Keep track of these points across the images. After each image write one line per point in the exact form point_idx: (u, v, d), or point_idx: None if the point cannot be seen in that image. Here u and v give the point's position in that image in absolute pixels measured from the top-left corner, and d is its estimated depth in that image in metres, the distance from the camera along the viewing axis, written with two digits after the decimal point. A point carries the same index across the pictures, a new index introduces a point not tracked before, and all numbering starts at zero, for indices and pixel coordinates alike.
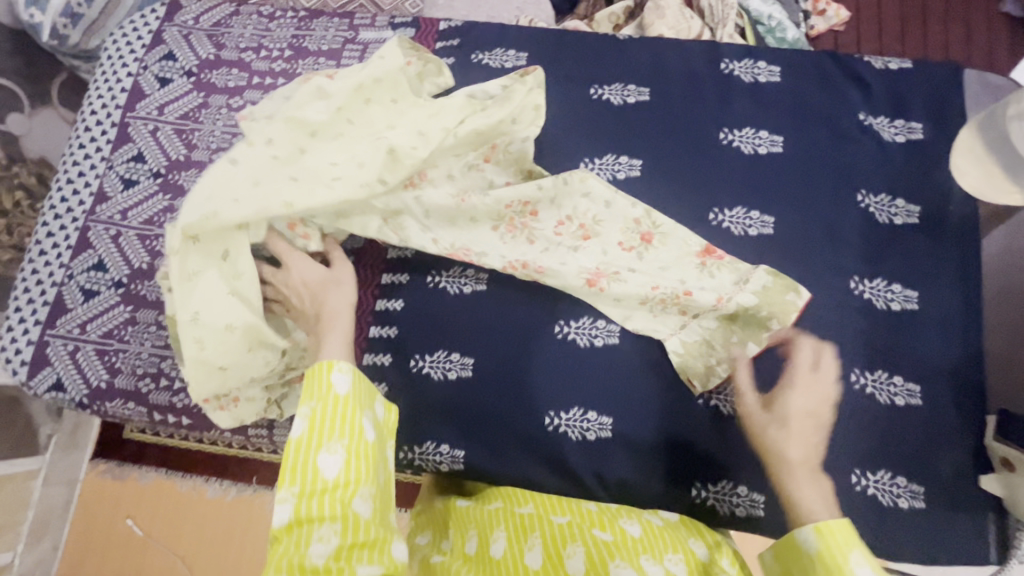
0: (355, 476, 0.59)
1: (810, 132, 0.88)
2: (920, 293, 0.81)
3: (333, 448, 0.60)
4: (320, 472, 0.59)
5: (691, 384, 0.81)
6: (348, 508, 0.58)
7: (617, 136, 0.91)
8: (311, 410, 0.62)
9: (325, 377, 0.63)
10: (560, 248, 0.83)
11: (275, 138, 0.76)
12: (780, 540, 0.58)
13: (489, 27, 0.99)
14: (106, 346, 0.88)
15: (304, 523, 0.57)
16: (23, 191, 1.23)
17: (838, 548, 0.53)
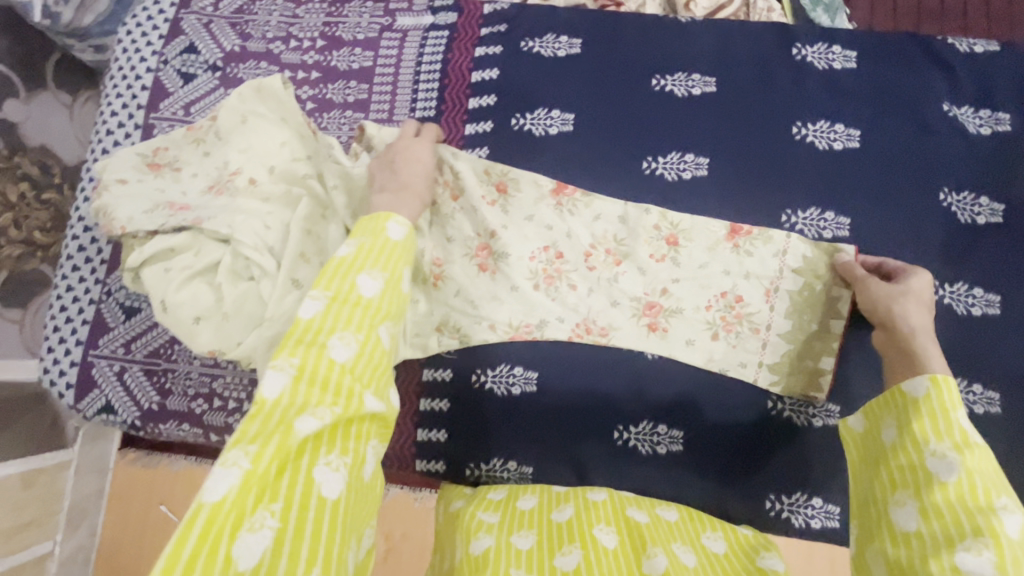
0: (370, 313, 0.54)
1: (889, 123, 0.82)
2: (1002, 297, 0.78)
3: (375, 274, 0.56)
4: (358, 292, 0.54)
5: (765, 394, 0.79)
6: (371, 330, 0.54)
7: (681, 132, 0.85)
8: (362, 242, 0.58)
9: (382, 224, 0.60)
10: (600, 280, 0.83)
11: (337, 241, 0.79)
12: (887, 391, 0.60)
13: (538, 10, 0.91)
14: (153, 367, 0.86)
15: (302, 395, 0.48)
16: (28, 184, 1.09)
17: (949, 400, 0.54)
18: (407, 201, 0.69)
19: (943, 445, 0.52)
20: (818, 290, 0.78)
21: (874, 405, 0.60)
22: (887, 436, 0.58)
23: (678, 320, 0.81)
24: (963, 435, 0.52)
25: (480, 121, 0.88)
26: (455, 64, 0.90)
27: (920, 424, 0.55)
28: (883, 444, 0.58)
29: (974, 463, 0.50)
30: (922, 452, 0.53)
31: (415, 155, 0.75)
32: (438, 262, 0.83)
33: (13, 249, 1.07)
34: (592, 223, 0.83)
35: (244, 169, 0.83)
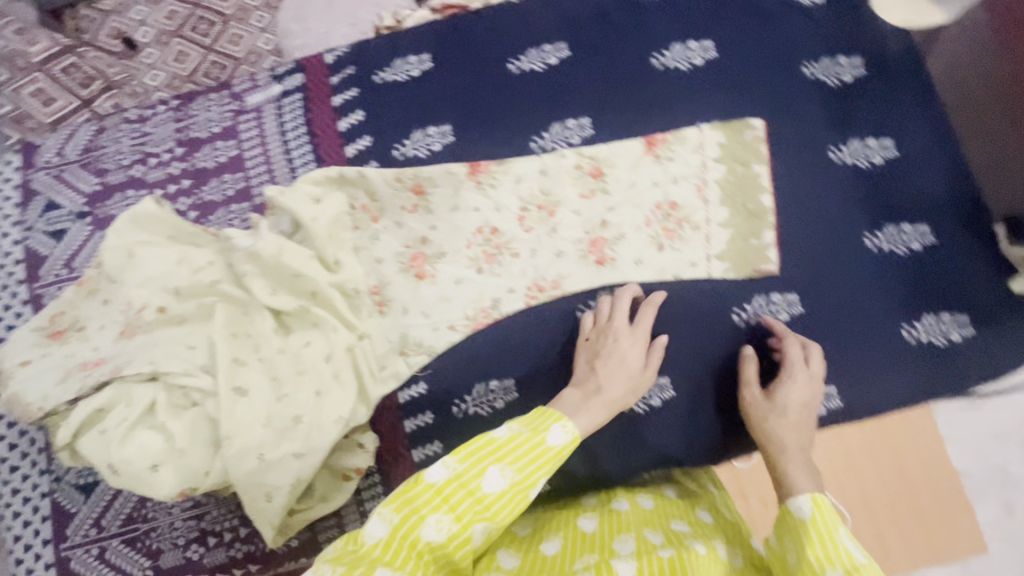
0: (484, 507, 0.55)
1: (733, 24, 0.85)
2: (894, 139, 0.82)
3: (505, 472, 0.57)
4: (480, 484, 0.55)
5: (728, 310, 0.80)
6: (469, 527, 0.55)
7: (554, 103, 0.86)
8: (519, 429, 0.59)
9: (546, 424, 0.60)
10: (540, 238, 0.83)
11: (279, 300, 0.78)
12: (789, 505, 0.62)
13: (378, 42, 0.91)
14: (133, 533, 0.80)
15: (437, 495, 0.55)
16: None
17: (829, 520, 0.58)
18: (594, 411, 0.67)
19: (837, 573, 0.54)
20: (740, 170, 0.82)
21: (775, 534, 0.61)
22: (791, 558, 0.58)
23: (623, 244, 0.82)
24: (851, 559, 0.55)
25: (364, 164, 0.86)
26: (319, 121, 0.88)
27: (814, 553, 0.56)
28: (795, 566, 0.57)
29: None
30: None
31: (621, 351, 0.73)
32: (376, 289, 0.83)
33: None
34: (515, 186, 0.84)
35: (149, 301, 0.79)
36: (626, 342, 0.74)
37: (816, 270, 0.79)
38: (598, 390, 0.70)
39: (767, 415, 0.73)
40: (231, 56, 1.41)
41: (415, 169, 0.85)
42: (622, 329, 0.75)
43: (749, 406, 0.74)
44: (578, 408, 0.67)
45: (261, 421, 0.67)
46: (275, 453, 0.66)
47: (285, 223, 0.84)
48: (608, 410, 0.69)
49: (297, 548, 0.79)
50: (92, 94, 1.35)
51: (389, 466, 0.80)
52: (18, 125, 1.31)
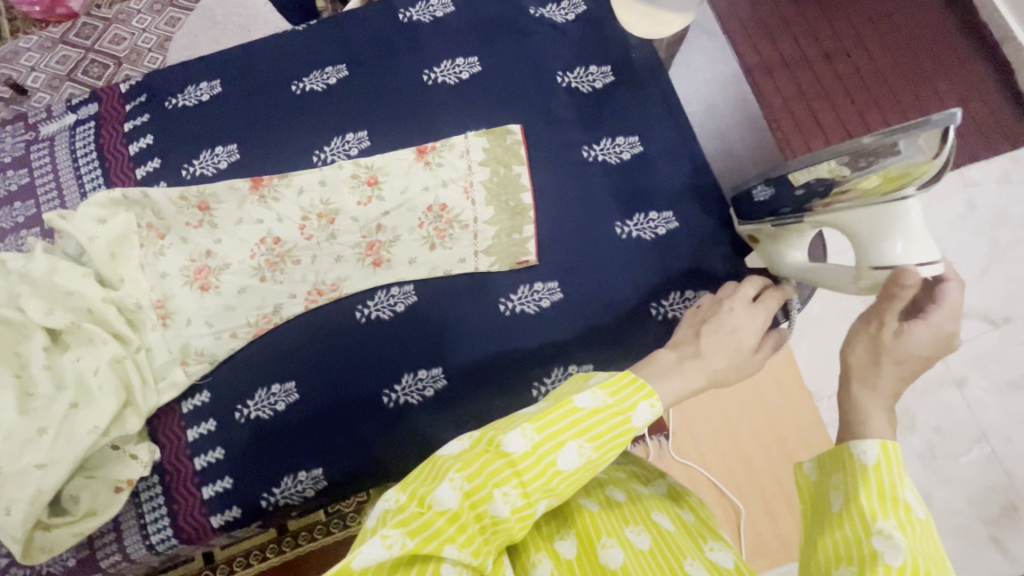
0: (555, 482, 0.53)
1: (495, 42, 0.94)
2: (639, 137, 0.91)
3: (582, 449, 0.53)
4: (556, 461, 0.52)
5: (495, 301, 0.85)
6: (534, 502, 0.53)
7: (335, 119, 0.92)
8: (602, 399, 0.54)
9: (633, 400, 0.55)
10: (320, 244, 0.88)
11: (50, 319, 0.80)
12: (830, 450, 0.55)
13: (172, 70, 0.96)
14: None
15: (507, 466, 0.52)
16: None
17: (899, 472, 0.50)
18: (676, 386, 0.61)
19: (888, 523, 0.47)
20: (502, 171, 0.89)
21: (824, 463, 0.54)
22: (834, 503, 0.52)
23: (398, 245, 0.87)
24: (910, 512, 0.48)
25: (152, 184, 0.90)
26: (110, 146, 0.92)
27: (864, 501, 0.49)
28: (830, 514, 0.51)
29: (916, 544, 0.46)
30: (869, 531, 0.47)
31: (733, 323, 0.70)
32: (160, 302, 0.85)
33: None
34: (298, 197, 0.90)
35: None
36: (738, 311, 0.71)
37: (572, 259, 0.86)
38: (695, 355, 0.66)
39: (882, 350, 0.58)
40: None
41: (200, 186, 0.89)
42: (737, 303, 0.73)
43: (852, 341, 0.61)
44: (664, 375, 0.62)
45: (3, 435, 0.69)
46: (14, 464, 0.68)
47: (72, 246, 0.87)
48: (707, 378, 0.64)
49: (73, 568, 0.78)
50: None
51: (170, 477, 0.80)
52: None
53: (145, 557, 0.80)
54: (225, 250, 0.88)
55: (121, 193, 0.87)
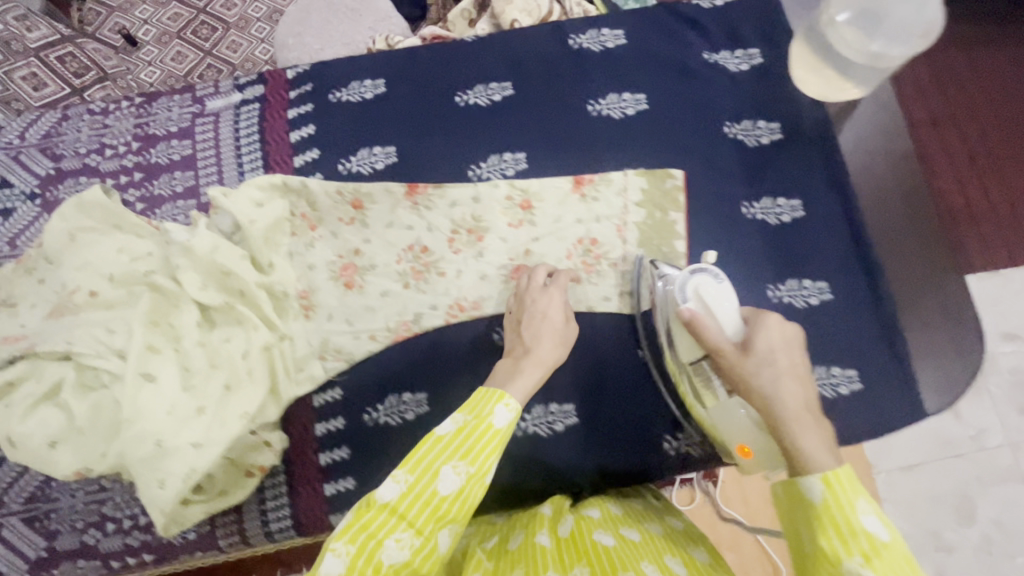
0: (442, 508, 0.60)
1: (665, 82, 0.93)
2: (801, 200, 0.88)
3: (457, 468, 0.61)
4: (436, 489, 0.60)
5: (633, 346, 0.85)
6: (433, 534, 0.59)
7: (495, 136, 0.92)
8: (464, 420, 0.64)
9: (490, 407, 0.65)
10: (466, 259, 0.88)
11: (205, 296, 0.81)
12: (786, 488, 0.54)
13: (339, 63, 0.97)
14: (33, 512, 0.81)
15: (392, 513, 0.58)
16: None
17: (847, 497, 0.51)
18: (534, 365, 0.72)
19: (854, 561, 0.48)
20: (658, 215, 0.88)
21: (784, 510, 0.55)
22: (805, 544, 0.52)
23: None
24: (871, 539, 0.49)
25: (309, 175, 0.91)
26: (271, 130, 0.93)
27: (827, 542, 0.50)
28: (805, 502, 0.52)
29: (887, 573, 0.46)
30: (838, 571, 0.49)
31: (541, 310, 0.78)
32: (305, 294, 0.87)
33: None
34: (449, 210, 0.90)
35: (82, 284, 0.83)
36: (543, 302, 0.80)
37: None
38: (526, 352, 0.74)
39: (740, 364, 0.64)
40: (228, 62, 1.59)
41: (356, 184, 0.90)
42: (551, 285, 0.82)
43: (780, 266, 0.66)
44: (507, 375, 0.71)
45: (165, 409, 0.70)
46: (173, 440, 0.68)
47: (224, 222, 0.87)
48: (542, 368, 0.73)
49: (194, 541, 0.80)
50: (85, 82, 1.39)
51: (296, 470, 0.82)
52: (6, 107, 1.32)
53: (261, 540, 0.82)
54: (372, 251, 0.89)
55: (283, 182, 0.89)
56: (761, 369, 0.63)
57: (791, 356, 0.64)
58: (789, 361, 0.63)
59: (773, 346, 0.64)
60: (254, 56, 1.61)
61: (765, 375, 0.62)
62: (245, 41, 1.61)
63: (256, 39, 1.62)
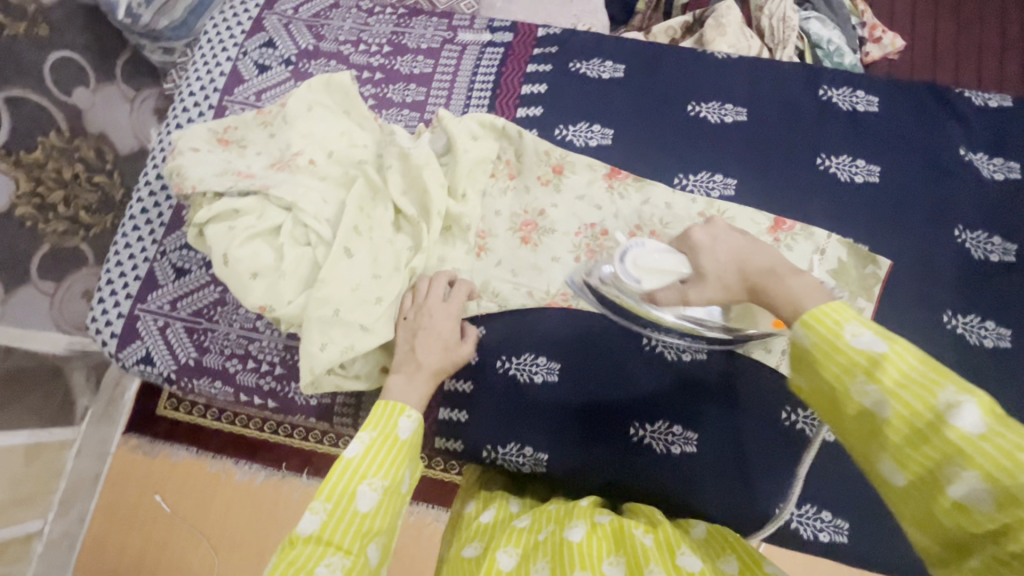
0: (366, 524, 0.63)
1: (904, 162, 0.88)
2: (1013, 332, 0.81)
3: (374, 485, 0.66)
4: (356, 507, 0.64)
5: (779, 405, 0.82)
6: (364, 548, 0.63)
7: (712, 155, 0.91)
8: (371, 440, 0.68)
9: (393, 421, 0.70)
10: None
11: (405, 200, 0.87)
12: (790, 350, 0.56)
13: (588, 38, 1.00)
14: (196, 325, 0.90)
15: (321, 541, 0.61)
16: (84, 165, 1.20)
17: (833, 323, 0.52)
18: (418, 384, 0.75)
19: (860, 381, 0.49)
20: (846, 296, 0.84)
21: (792, 366, 0.56)
22: (817, 388, 0.54)
23: None
24: (867, 355, 0.49)
25: (526, 129, 0.95)
26: (507, 77, 0.98)
27: (831, 372, 0.51)
28: (799, 351, 0.54)
29: (897, 382, 0.48)
30: (852, 398, 0.50)
31: (435, 330, 0.79)
32: (483, 234, 0.91)
33: (59, 223, 1.19)
34: (641, 205, 0.90)
35: (306, 151, 0.91)
36: (437, 320, 0.80)
37: None
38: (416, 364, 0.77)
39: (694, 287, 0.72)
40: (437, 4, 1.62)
41: (565, 151, 0.93)
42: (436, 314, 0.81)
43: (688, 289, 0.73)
44: (403, 388, 0.75)
45: (350, 285, 0.77)
46: (348, 315, 0.76)
47: (440, 142, 0.93)
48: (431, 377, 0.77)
49: (314, 407, 0.87)
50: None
51: None
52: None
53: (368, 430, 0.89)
54: (557, 215, 0.91)
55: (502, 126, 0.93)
56: (789, 279, 0.61)
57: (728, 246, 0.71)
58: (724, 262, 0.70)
59: (774, 265, 0.65)
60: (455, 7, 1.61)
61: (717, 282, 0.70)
62: None
63: None
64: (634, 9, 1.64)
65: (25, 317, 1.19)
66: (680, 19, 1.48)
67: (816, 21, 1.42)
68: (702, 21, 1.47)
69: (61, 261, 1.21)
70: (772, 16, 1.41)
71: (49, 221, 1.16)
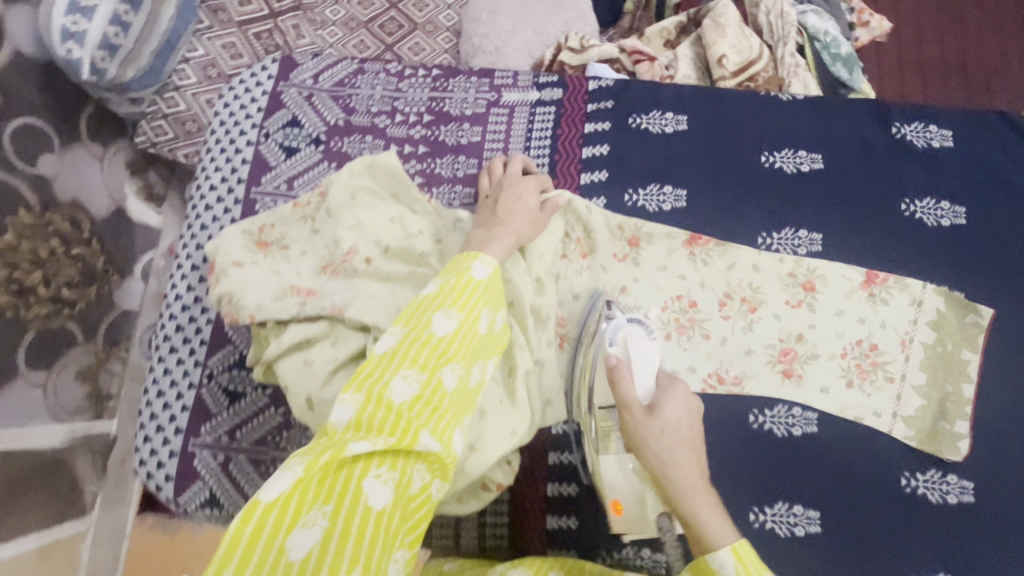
0: (440, 348, 0.60)
1: (988, 199, 0.86)
2: None
3: (449, 315, 0.62)
4: (430, 331, 0.61)
5: (897, 472, 0.78)
6: (437, 371, 0.59)
7: (792, 209, 0.87)
8: (446, 279, 0.65)
9: (467, 263, 0.67)
10: (734, 329, 0.84)
11: None
12: (700, 565, 0.60)
13: (642, 87, 0.93)
14: (261, 455, 0.81)
15: (388, 362, 0.59)
16: (59, 239, 1.13)
17: (751, 566, 0.58)
18: (500, 236, 0.73)
19: None
20: (950, 349, 0.81)
21: None
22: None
23: (813, 366, 0.82)
24: None
25: (593, 197, 0.88)
26: (565, 139, 0.90)
27: None
28: (715, 573, 0.59)
29: None
30: None
31: (518, 193, 0.79)
32: (563, 323, 0.86)
33: (42, 307, 1.10)
34: (727, 271, 0.85)
35: (359, 249, 0.81)
36: (523, 190, 0.80)
37: (997, 468, 0.77)
38: (498, 222, 0.76)
39: (642, 423, 0.69)
40: (412, 20, 1.50)
41: (638, 220, 0.87)
42: (526, 195, 0.80)
43: (639, 427, 0.68)
44: (484, 238, 0.73)
45: None
46: None
47: None
48: (515, 238, 0.75)
49: None
50: (281, 9, 1.44)
51: (521, 494, 0.80)
52: (214, 16, 1.38)
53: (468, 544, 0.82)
54: (638, 290, 0.85)
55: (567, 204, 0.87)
56: (702, 503, 0.63)
57: (692, 429, 0.70)
58: (678, 434, 0.68)
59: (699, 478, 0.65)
60: (438, 20, 1.53)
61: (660, 446, 0.67)
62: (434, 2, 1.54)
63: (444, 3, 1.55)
64: (622, 10, 1.55)
65: (22, 413, 1.05)
66: (673, 20, 1.42)
67: (813, 14, 1.39)
68: (696, 21, 1.42)
69: (47, 349, 1.11)
70: (769, 12, 1.37)
71: (31, 305, 1.08)
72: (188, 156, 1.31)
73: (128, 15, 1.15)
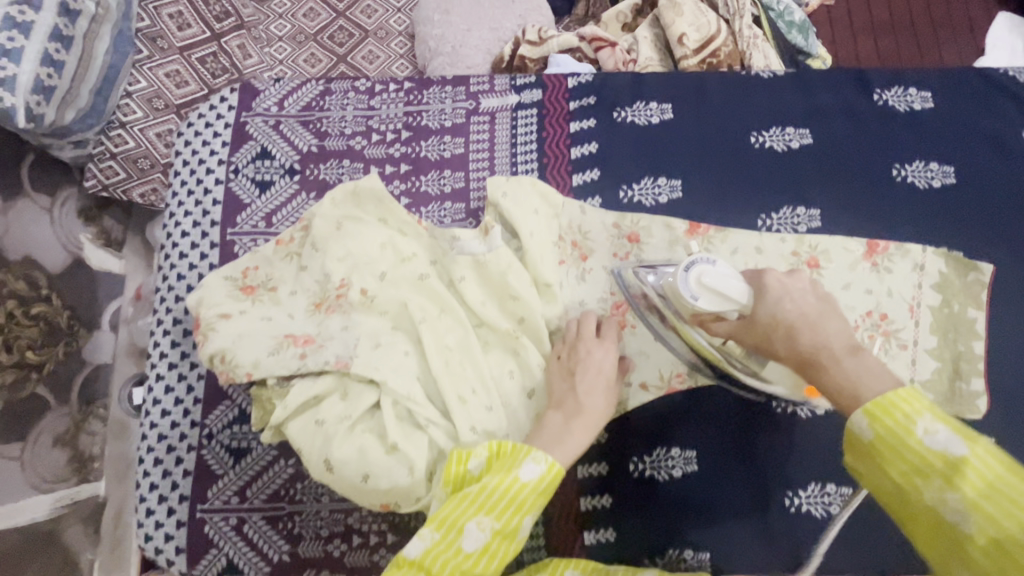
0: (468, 560, 0.58)
1: (973, 155, 0.86)
2: None
3: (483, 525, 0.59)
4: (461, 544, 0.59)
5: None
6: None
7: (787, 188, 0.86)
8: (491, 479, 0.61)
9: (518, 461, 0.62)
10: None
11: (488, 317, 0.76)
12: (850, 438, 0.53)
13: (623, 79, 0.91)
14: (277, 512, 0.76)
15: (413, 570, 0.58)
16: (15, 300, 1.02)
17: (901, 417, 0.49)
18: (574, 430, 0.66)
19: (933, 486, 0.46)
20: (955, 309, 0.82)
21: (856, 456, 0.52)
22: (886, 488, 0.50)
23: None
24: (942, 459, 0.46)
25: (587, 198, 0.86)
26: (551, 141, 0.87)
27: (899, 470, 0.48)
28: (863, 441, 0.51)
29: (978, 499, 0.44)
30: (927, 504, 0.47)
31: (595, 364, 0.71)
32: None
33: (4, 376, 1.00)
34: (732, 257, 0.83)
35: (352, 281, 0.76)
36: (596, 353, 0.72)
37: (1015, 420, 0.78)
38: (578, 409, 0.68)
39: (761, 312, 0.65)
40: (362, 27, 1.44)
41: (637, 215, 0.84)
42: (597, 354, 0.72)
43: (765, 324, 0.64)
44: (557, 432, 0.66)
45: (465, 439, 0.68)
46: None
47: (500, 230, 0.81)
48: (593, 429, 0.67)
49: None
50: (223, 28, 1.29)
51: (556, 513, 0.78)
52: (152, 43, 1.21)
53: None
54: None
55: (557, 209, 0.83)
56: (843, 364, 0.56)
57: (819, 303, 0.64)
58: (801, 310, 0.63)
59: (838, 341, 0.59)
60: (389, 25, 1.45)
61: (787, 328, 0.62)
62: (383, 7, 1.46)
63: (393, 6, 1.46)
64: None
65: None
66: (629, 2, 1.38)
67: None
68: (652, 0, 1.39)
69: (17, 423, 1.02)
70: None
71: None
72: (145, 196, 1.18)
73: (61, 54, 1.02)
